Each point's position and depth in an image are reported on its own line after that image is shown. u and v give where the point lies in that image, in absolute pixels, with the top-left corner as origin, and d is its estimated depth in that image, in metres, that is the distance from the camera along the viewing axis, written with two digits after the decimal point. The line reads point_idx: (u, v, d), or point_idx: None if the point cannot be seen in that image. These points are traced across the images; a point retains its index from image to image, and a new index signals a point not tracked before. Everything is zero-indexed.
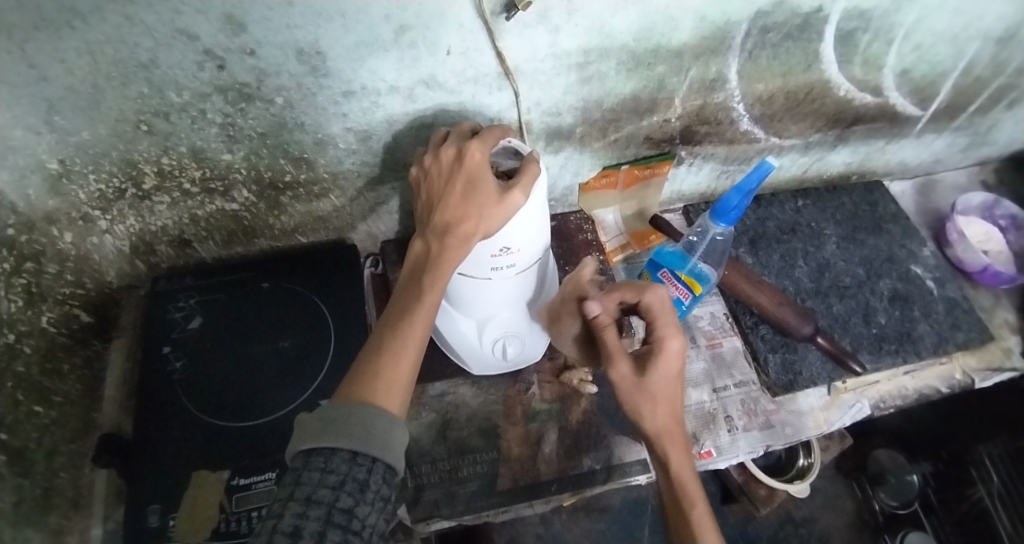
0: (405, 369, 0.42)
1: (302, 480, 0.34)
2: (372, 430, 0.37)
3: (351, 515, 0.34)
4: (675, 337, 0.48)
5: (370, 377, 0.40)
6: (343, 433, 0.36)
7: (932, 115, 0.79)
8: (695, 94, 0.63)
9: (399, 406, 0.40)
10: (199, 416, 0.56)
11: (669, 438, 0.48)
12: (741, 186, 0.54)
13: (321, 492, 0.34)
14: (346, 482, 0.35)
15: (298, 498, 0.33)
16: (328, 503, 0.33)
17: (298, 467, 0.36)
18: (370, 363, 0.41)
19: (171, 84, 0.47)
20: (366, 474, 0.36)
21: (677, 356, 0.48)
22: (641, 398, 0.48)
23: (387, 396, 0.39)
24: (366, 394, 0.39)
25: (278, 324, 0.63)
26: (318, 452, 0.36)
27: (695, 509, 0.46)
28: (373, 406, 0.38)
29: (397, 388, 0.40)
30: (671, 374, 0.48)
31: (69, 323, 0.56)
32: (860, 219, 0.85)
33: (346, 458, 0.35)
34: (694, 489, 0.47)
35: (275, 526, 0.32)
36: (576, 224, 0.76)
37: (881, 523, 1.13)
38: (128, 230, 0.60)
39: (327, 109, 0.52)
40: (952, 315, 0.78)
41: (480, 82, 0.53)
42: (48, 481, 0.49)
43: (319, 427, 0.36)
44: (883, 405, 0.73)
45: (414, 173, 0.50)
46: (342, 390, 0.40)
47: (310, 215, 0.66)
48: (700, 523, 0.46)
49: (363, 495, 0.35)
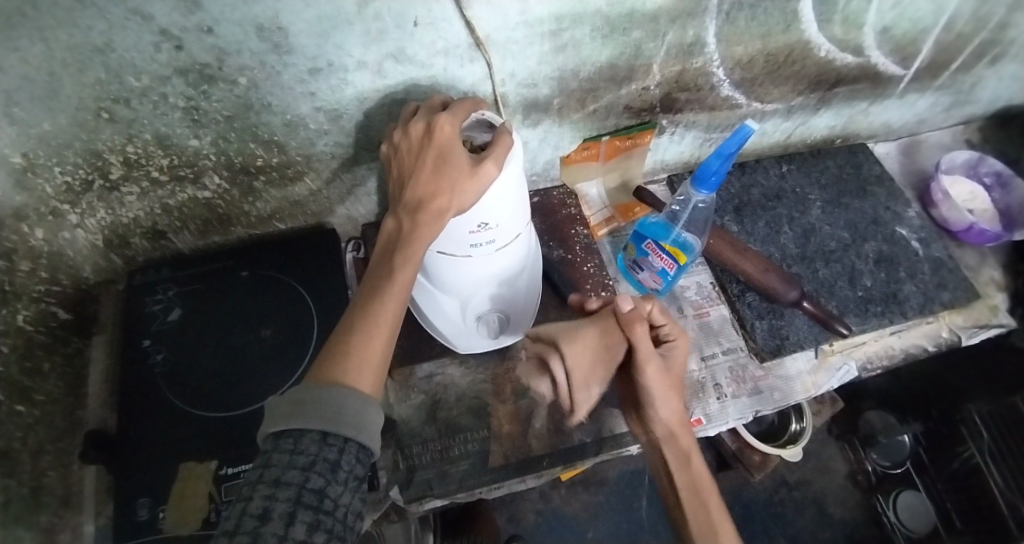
0: (378, 348, 0.41)
1: (271, 463, 0.34)
2: (343, 411, 0.36)
3: (322, 496, 0.34)
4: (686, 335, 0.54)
5: (339, 359, 0.39)
6: (312, 413, 0.35)
7: (915, 74, 0.78)
8: (673, 59, 0.62)
9: (372, 386, 0.39)
10: (184, 407, 0.56)
11: (684, 431, 0.54)
12: (720, 150, 0.53)
13: (290, 474, 0.33)
14: (316, 463, 0.34)
15: (267, 479, 0.33)
16: (297, 484, 0.33)
17: (268, 450, 0.35)
18: (342, 344, 0.40)
19: (129, 68, 0.45)
20: (337, 455, 0.35)
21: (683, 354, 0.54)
22: (668, 394, 0.52)
23: (360, 377, 0.39)
24: (339, 375, 0.38)
25: (258, 312, 0.62)
26: (288, 435, 0.35)
27: (709, 493, 0.53)
28: (345, 386, 0.37)
29: (369, 369, 0.40)
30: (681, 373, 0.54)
31: (46, 320, 0.55)
32: (845, 182, 0.85)
33: (315, 439, 0.35)
34: (706, 478, 0.53)
35: (244, 508, 0.32)
36: (560, 199, 0.76)
37: (873, 483, 1.18)
38: (99, 223, 0.58)
39: (294, 88, 0.51)
40: (937, 274, 0.78)
41: (450, 54, 0.52)
42: (35, 480, 0.49)
43: (288, 409, 0.36)
44: (870, 366, 0.74)
45: (385, 150, 0.49)
46: (313, 371, 0.39)
47: (286, 200, 0.64)
48: (715, 509, 0.52)
49: (334, 475, 0.34)
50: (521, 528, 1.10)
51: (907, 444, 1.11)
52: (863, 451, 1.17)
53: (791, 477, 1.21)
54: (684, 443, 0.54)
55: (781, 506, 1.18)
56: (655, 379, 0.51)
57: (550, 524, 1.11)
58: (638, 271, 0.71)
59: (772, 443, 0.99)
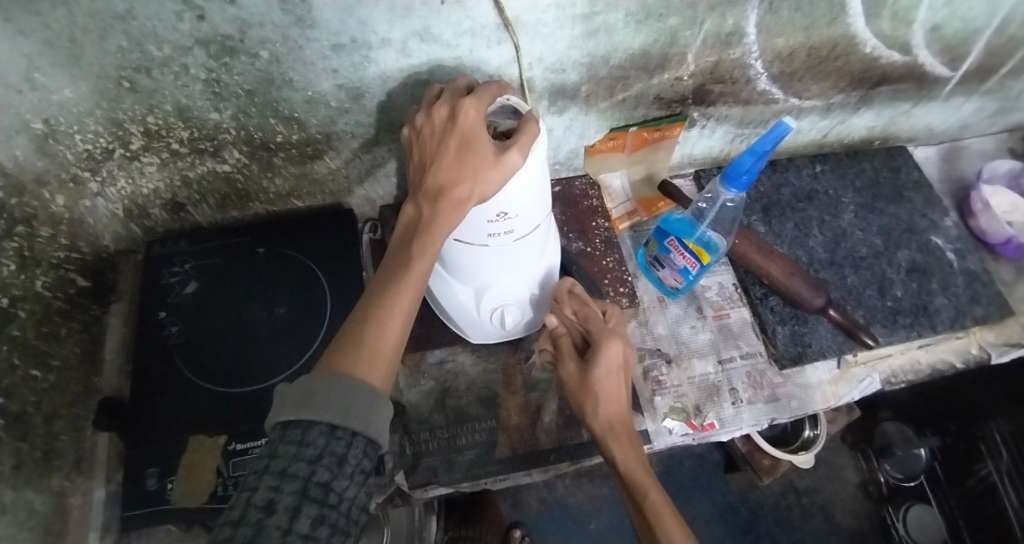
0: (390, 341, 0.40)
1: (277, 454, 0.33)
2: (351, 405, 0.35)
3: (328, 490, 0.33)
4: (617, 341, 0.54)
5: (351, 349, 0.38)
6: (321, 405, 0.34)
7: (962, 77, 0.74)
8: (710, 49, 0.59)
9: (382, 379, 0.38)
10: (196, 381, 0.56)
11: (617, 431, 0.54)
12: (754, 148, 0.51)
13: (296, 467, 0.32)
14: (323, 456, 0.33)
15: (273, 470, 0.32)
16: (303, 476, 0.32)
17: (275, 440, 0.34)
18: (354, 333, 0.40)
19: (150, 37, 0.44)
20: (345, 448, 0.34)
21: (615, 361, 0.53)
22: (586, 398, 0.54)
23: (370, 369, 0.38)
24: (349, 366, 0.37)
25: (273, 290, 0.62)
26: (296, 425, 0.34)
27: (640, 489, 0.52)
28: (354, 378, 0.36)
29: (381, 360, 0.39)
30: (614, 374, 0.54)
31: (64, 287, 0.56)
32: (880, 186, 0.81)
33: (324, 432, 0.34)
34: (643, 476, 0.52)
35: (249, 499, 0.31)
36: (581, 190, 0.73)
37: (885, 494, 1.15)
38: (119, 193, 0.58)
39: (316, 64, 0.49)
40: (971, 288, 0.74)
41: (478, 34, 0.50)
42: (49, 444, 0.50)
43: (297, 399, 0.35)
44: (895, 379, 0.71)
45: (406, 134, 0.48)
46: (324, 361, 0.38)
47: (305, 178, 0.64)
48: (644, 502, 0.51)
49: (340, 469, 0.34)
50: (523, 514, 1.10)
51: (923, 457, 1.08)
52: (877, 461, 1.15)
53: (799, 482, 1.19)
54: (617, 442, 0.54)
55: (788, 511, 1.17)
56: (573, 380, 0.55)
57: (553, 512, 1.11)
58: (658, 268, 0.69)
59: (784, 448, 0.97)
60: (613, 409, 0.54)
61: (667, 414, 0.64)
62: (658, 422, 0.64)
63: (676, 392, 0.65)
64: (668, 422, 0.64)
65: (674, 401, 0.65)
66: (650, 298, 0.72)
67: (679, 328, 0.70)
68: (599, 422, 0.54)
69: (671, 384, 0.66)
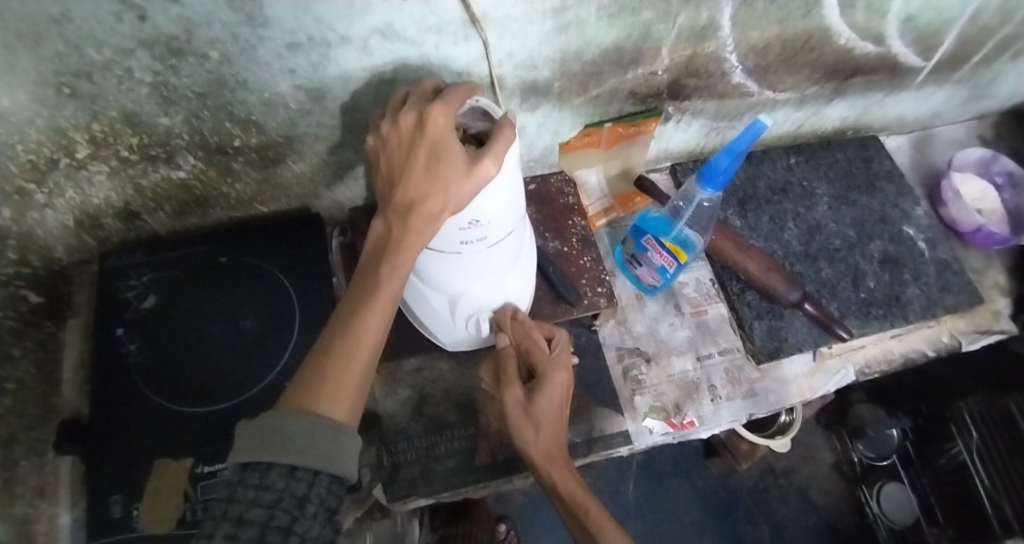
0: (357, 371, 0.38)
1: (235, 498, 0.32)
2: (314, 443, 0.34)
3: (287, 533, 0.32)
4: (562, 369, 0.54)
5: (314, 382, 0.37)
6: (279, 446, 0.33)
7: (934, 67, 0.74)
8: (684, 43, 0.58)
9: (350, 412, 0.37)
10: (159, 401, 0.54)
11: (556, 459, 0.53)
12: (730, 148, 0.50)
13: (254, 512, 0.31)
14: (282, 499, 0.32)
15: (229, 517, 0.31)
16: (261, 523, 0.31)
17: (233, 481, 0.33)
18: (318, 364, 0.38)
19: (89, 40, 0.41)
20: (306, 489, 0.33)
21: (562, 387, 0.54)
22: (527, 423, 0.53)
23: (335, 403, 0.36)
24: (312, 402, 0.36)
25: (238, 301, 0.60)
26: (254, 466, 0.33)
27: (591, 509, 0.52)
28: (316, 415, 0.35)
29: (347, 392, 0.37)
30: (557, 401, 0.54)
31: (14, 304, 0.52)
32: (854, 177, 0.82)
33: (283, 474, 0.33)
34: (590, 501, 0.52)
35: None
36: (557, 187, 0.71)
37: (859, 473, 1.19)
38: (69, 204, 0.55)
39: (271, 64, 0.46)
40: (942, 277, 0.76)
41: (443, 31, 0.48)
42: (7, 471, 0.47)
43: (256, 439, 0.33)
44: (868, 370, 0.72)
45: (372, 143, 0.45)
46: (287, 396, 0.37)
47: (267, 182, 0.61)
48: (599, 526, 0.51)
49: (301, 511, 0.33)
50: (508, 507, 1.11)
51: (895, 438, 1.10)
52: (851, 442, 1.18)
53: (777, 464, 1.22)
54: (560, 466, 0.53)
55: (766, 493, 1.19)
56: (515, 405, 0.54)
57: (538, 504, 1.12)
58: (636, 266, 0.69)
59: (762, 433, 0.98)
60: (551, 437, 0.54)
61: (647, 413, 0.64)
62: (638, 421, 0.63)
63: (656, 391, 0.65)
64: (648, 422, 0.63)
65: (654, 400, 0.65)
66: (629, 296, 0.71)
67: (658, 325, 0.70)
68: (540, 452, 0.53)
69: (651, 383, 0.66)
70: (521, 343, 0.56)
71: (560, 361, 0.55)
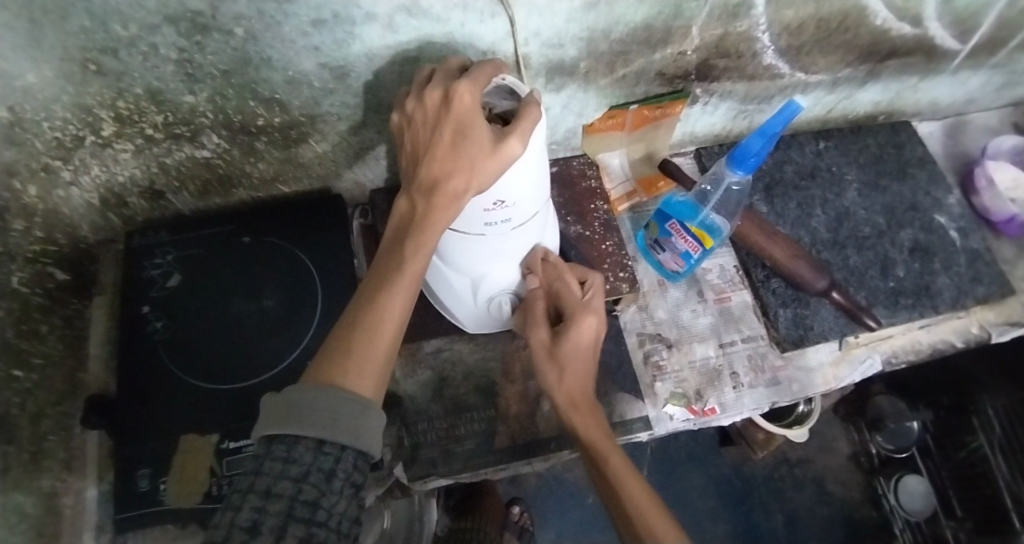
0: (382, 347, 0.38)
1: (263, 471, 0.32)
2: (339, 418, 0.34)
3: (315, 508, 0.32)
4: (591, 314, 0.54)
5: (340, 359, 0.37)
6: (304, 420, 0.33)
7: (972, 50, 0.71)
8: (715, 22, 0.56)
9: (374, 388, 0.37)
10: (184, 377, 0.54)
11: (579, 402, 0.53)
12: (763, 130, 0.48)
13: (281, 486, 0.32)
14: (310, 474, 0.32)
15: (257, 490, 0.31)
16: (288, 497, 0.31)
17: (261, 454, 0.33)
18: (343, 341, 0.38)
19: (115, 15, 0.40)
20: (333, 464, 0.33)
21: (590, 333, 0.54)
22: (553, 365, 0.54)
23: (360, 380, 0.36)
24: (337, 378, 0.36)
25: (261, 279, 0.60)
26: (282, 440, 0.33)
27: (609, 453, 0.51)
28: (342, 390, 0.35)
29: (371, 369, 0.37)
30: (584, 348, 0.54)
31: (42, 281, 0.53)
32: (884, 163, 0.79)
33: (310, 448, 0.33)
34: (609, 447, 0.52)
35: (233, 520, 0.30)
36: (579, 170, 0.70)
37: (876, 465, 1.17)
38: (94, 181, 0.55)
39: (296, 42, 0.46)
40: (973, 268, 0.73)
41: (470, 8, 0.47)
42: (36, 444, 0.48)
43: (283, 413, 0.33)
44: (896, 359, 0.70)
45: (397, 120, 0.44)
46: (313, 371, 0.37)
47: (289, 162, 0.61)
48: (616, 471, 0.50)
49: (328, 485, 0.33)
50: (522, 491, 1.12)
51: (915, 430, 1.09)
52: (869, 434, 1.16)
53: (792, 454, 1.21)
54: (582, 411, 0.53)
55: (780, 483, 1.18)
56: (540, 346, 0.55)
57: (551, 488, 1.12)
58: (658, 252, 0.68)
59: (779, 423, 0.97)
60: (576, 382, 0.54)
61: (667, 400, 0.63)
62: (658, 408, 0.63)
63: (677, 377, 0.65)
64: (669, 408, 0.63)
65: (675, 387, 0.64)
66: (651, 281, 0.70)
67: (679, 312, 0.69)
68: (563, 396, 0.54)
69: (671, 369, 0.65)
70: (552, 285, 0.56)
71: (592, 306, 0.55)
